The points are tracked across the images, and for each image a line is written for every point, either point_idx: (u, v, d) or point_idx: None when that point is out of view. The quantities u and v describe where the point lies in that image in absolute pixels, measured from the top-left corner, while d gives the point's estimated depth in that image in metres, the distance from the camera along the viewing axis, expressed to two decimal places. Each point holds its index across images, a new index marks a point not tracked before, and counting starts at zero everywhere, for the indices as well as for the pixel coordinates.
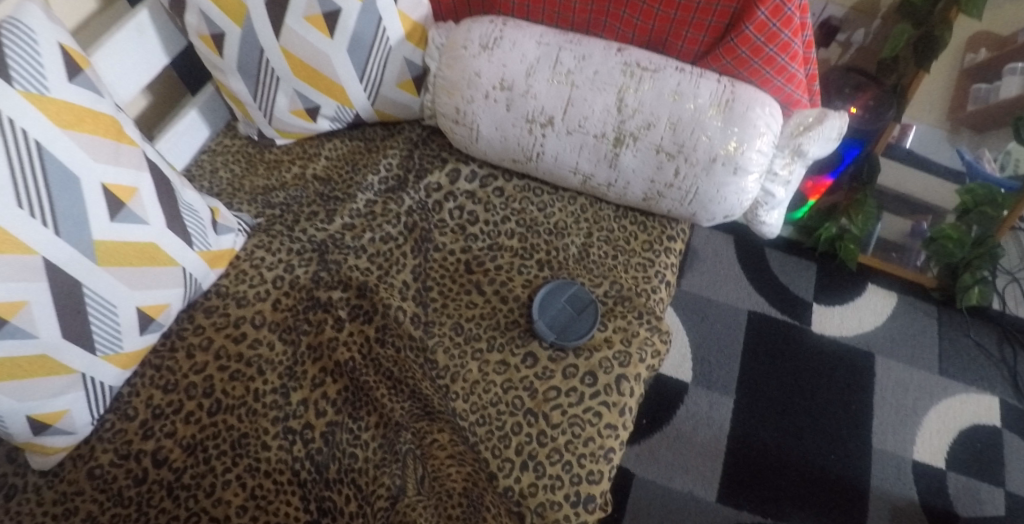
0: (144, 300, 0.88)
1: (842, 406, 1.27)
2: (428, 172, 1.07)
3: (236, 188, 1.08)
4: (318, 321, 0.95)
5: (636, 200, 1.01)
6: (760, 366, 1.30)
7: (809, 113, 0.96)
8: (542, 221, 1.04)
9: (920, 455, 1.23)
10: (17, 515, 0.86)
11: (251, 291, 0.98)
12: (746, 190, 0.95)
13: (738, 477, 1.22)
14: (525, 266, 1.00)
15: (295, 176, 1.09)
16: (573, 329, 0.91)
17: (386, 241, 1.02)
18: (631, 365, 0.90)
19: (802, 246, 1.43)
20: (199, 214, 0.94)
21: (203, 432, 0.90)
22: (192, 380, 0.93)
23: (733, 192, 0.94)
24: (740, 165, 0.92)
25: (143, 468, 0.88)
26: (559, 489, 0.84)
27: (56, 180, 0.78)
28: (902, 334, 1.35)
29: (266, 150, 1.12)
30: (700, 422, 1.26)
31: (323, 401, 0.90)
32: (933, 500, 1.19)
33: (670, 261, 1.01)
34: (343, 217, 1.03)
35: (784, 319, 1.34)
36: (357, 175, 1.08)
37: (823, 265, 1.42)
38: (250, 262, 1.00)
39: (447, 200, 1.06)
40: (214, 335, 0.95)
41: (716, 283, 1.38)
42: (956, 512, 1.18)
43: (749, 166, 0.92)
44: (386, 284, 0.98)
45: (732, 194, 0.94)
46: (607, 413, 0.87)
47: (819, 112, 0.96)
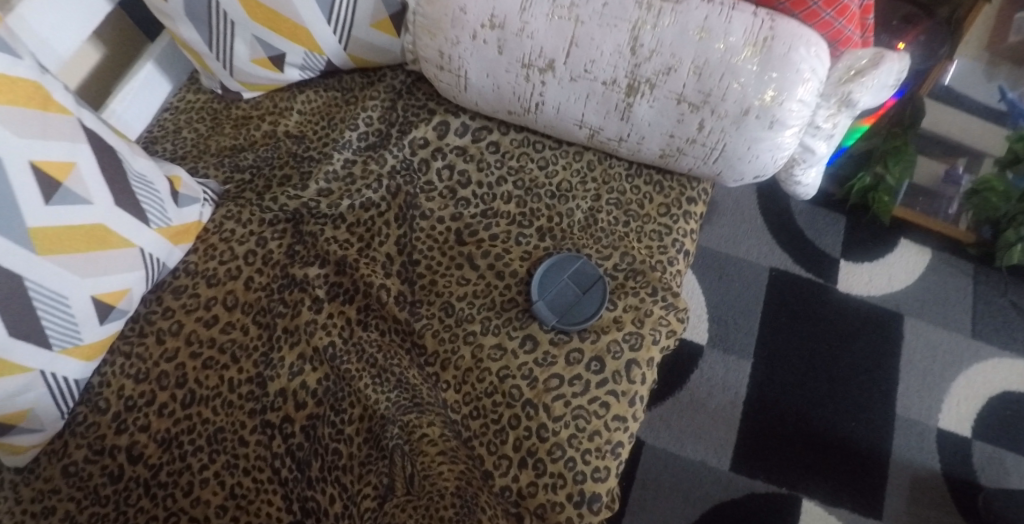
0: (99, 288, 0.79)
1: (866, 370, 1.19)
2: (413, 127, 0.96)
3: (201, 150, 0.97)
4: (294, 301, 0.86)
5: (652, 157, 0.89)
6: (779, 327, 1.21)
7: (862, 54, 0.82)
8: (543, 182, 0.93)
9: (946, 422, 1.16)
10: None
11: (221, 268, 0.89)
12: (782, 146, 0.83)
13: (753, 446, 1.16)
14: (524, 236, 0.89)
15: (265, 135, 0.98)
16: (576, 312, 0.82)
17: (367, 208, 0.91)
18: (643, 349, 0.81)
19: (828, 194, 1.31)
20: (154, 186, 0.84)
21: (177, 425, 0.83)
22: (163, 369, 0.85)
23: (766, 149, 0.83)
24: (778, 118, 0.80)
25: (118, 464, 0.82)
26: (561, 489, 0.77)
27: None
28: (934, 291, 1.25)
29: (233, 105, 1.01)
30: (715, 387, 1.18)
31: (302, 391, 0.82)
32: (955, 470, 1.13)
33: (689, 227, 0.91)
34: (319, 181, 0.92)
35: (807, 277, 1.24)
36: (333, 132, 0.97)
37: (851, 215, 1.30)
38: (219, 235, 0.90)
39: (434, 157, 0.94)
40: (184, 319, 0.87)
41: (735, 237, 1.28)
42: (981, 482, 1.12)
43: (788, 119, 0.80)
44: (368, 258, 0.88)
45: (765, 151, 0.83)
46: (615, 404, 0.79)
47: (874, 53, 0.83)
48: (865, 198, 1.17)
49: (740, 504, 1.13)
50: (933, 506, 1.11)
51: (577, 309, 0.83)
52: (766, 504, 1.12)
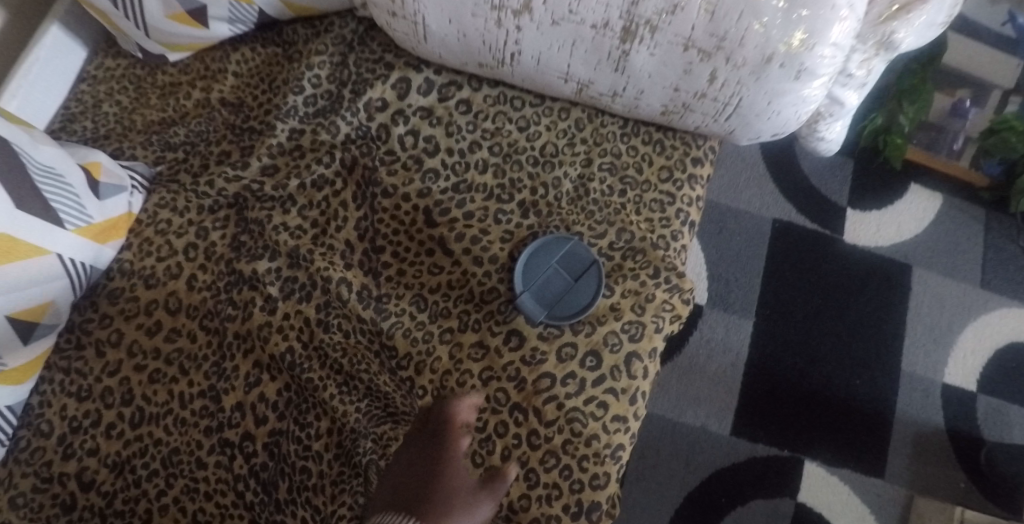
0: (13, 306, 0.69)
1: (873, 324, 1.12)
2: (368, 86, 0.82)
3: (126, 126, 0.84)
4: (244, 302, 0.76)
5: (651, 114, 0.78)
6: (782, 282, 1.13)
7: None
8: (524, 146, 0.81)
9: (951, 377, 1.11)
10: None
11: (160, 267, 0.78)
12: (807, 99, 0.71)
13: (754, 408, 1.10)
14: (503, 212, 0.78)
15: (197, 105, 0.85)
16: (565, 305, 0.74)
17: (321, 186, 0.79)
18: (644, 340, 0.73)
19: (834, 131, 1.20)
20: (65, 179, 0.72)
21: (128, 448, 0.74)
22: (107, 384, 0.75)
23: (789, 104, 0.71)
24: (806, 67, 0.67)
25: (69, 492, 0.73)
26: (557, 500, 0.69)
27: None
28: (944, 236, 1.17)
29: (158, 71, 0.87)
30: (715, 349, 1.11)
31: (261, 405, 0.73)
32: (960, 427, 1.10)
33: (695, 192, 0.80)
34: (261, 157, 0.81)
35: (812, 228, 1.15)
36: (276, 96, 0.84)
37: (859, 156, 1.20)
38: (154, 227, 0.79)
39: (395, 122, 0.81)
40: (124, 327, 0.76)
41: (735, 185, 1.17)
42: (984, 437, 1.09)
43: (817, 68, 0.67)
44: (323, 248, 0.78)
45: (789, 106, 0.71)
46: (614, 403, 0.71)
47: None
48: (876, 140, 1.07)
49: (741, 468, 1.08)
50: (937, 462, 1.08)
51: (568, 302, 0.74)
52: (767, 467, 1.08)
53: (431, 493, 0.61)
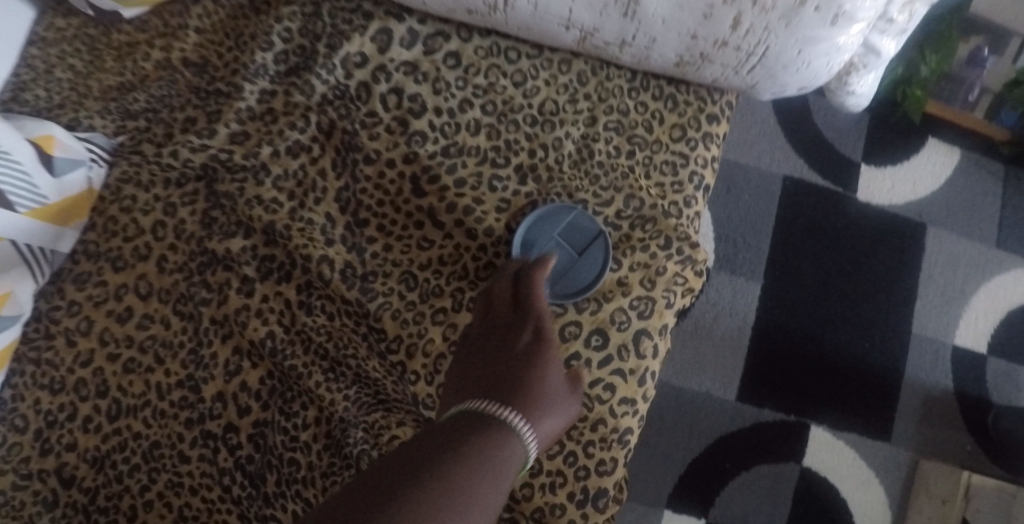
0: None
1: (884, 285, 1.08)
2: (345, 39, 0.73)
3: (81, 93, 0.77)
4: (219, 284, 0.71)
5: (664, 66, 0.70)
6: (792, 242, 1.08)
7: None
8: (520, 103, 0.74)
9: (961, 339, 1.08)
10: None
11: (128, 247, 0.72)
12: (841, 48, 0.65)
13: (762, 372, 1.06)
14: (498, 178, 0.71)
15: (157, 66, 0.78)
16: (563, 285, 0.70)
17: (297, 153, 0.73)
18: (654, 316, 0.68)
19: None
20: (13, 156, 0.66)
21: (107, 442, 0.70)
22: (80, 376, 0.70)
23: (821, 53, 0.64)
24: (844, 11, 0.61)
25: (51, 489, 0.69)
26: (561, 488, 0.66)
27: None
28: (961, 190, 1.12)
29: (113, 30, 0.79)
30: (721, 313, 1.07)
31: (244, 394, 0.69)
32: (967, 389, 1.07)
33: (709, 153, 0.74)
34: (229, 123, 0.73)
35: (824, 186, 1.10)
36: (242, 54, 0.76)
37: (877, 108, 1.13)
38: (118, 204, 0.73)
39: (376, 79, 0.73)
40: (94, 314, 0.71)
41: (746, 140, 1.11)
42: (992, 399, 1.07)
43: (856, 12, 0.61)
44: (301, 222, 0.71)
45: (820, 55, 0.65)
46: (622, 385, 0.67)
47: None
48: (895, 90, 1.01)
49: (746, 433, 1.05)
50: (944, 425, 1.06)
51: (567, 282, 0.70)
52: (773, 432, 1.05)
53: (525, 369, 0.60)
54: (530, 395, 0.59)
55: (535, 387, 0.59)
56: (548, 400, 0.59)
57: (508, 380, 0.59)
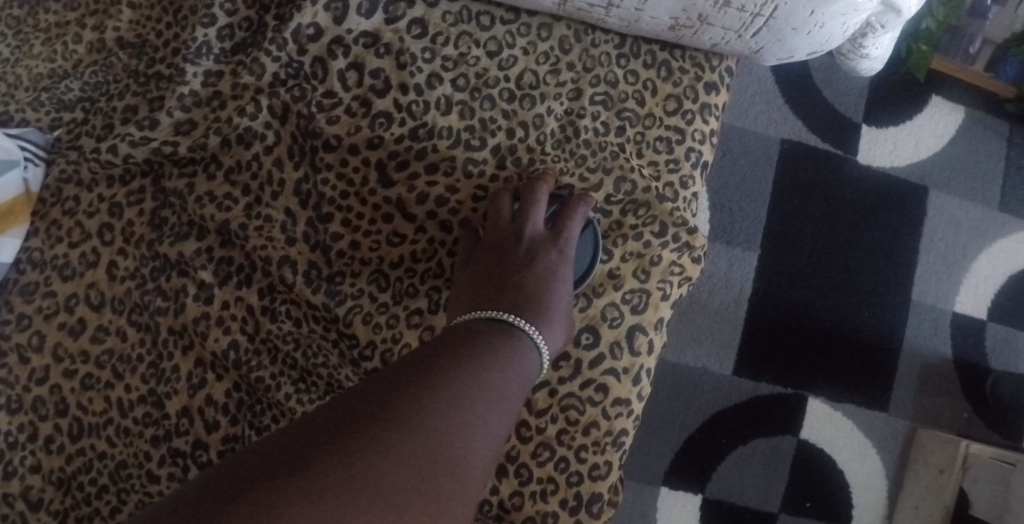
0: None
1: (884, 252, 1.04)
2: (295, 10, 0.66)
3: (12, 84, 0.70)
4: (175, 290, 0.65)
5: (658, 30, 0.64)
6: (789, 209, 1.03)
7: None
8: (495, 76, 0.67)
9: (962, 306, 1.05)
10: None
11: (74, 253, 0.67)
12: (859, 7, 0.58)
13: (758, 345, 1.03)
14: (474, 163, 0.66)
15: (91, 49, 0.70)
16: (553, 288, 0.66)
17: (249, 142, 0.67)
18: (650, 310, 0.63)
19: None
20: None
21: (72, 463, 0.66)
22: (37, 394, 0.66)
23: (837, 14, 0.57)
24: None
25: (19, 513, 0.65)
26: (553, 495, 0.62)
27: None
28: (967, 148, 1.07)
29: (40, 9, 0.72)
30: (716, 285, 1.03)
31: (211, 408, 0.64)
32: (968, 357, 1.05)
33: (708, 126, 0.68)
34: (172, 112, 0.67)
35: (824, 149, 1.04)
36: (183, 31, 0.69)
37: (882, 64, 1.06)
38: (60, 206, 0.68)
39: (333, 54, 0.66)
40: (46, 328, 0.66)
41: (745, 102, 1.04)
42: (991, 368, 1.04)
43: None
44: (258, 218, 0.66)
45: (836, 16, 0.58)
46: (615, 385, 0.63)
47: None
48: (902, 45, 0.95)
49: (742, 407, 1.02)
50: (942, 393, 1.04)
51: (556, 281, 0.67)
52: (769, 405, 1.03)
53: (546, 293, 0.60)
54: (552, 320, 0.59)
55: (556, 314, 0.59)
56: (563, 326, 0.60)
57: (533, 302, 0.59)
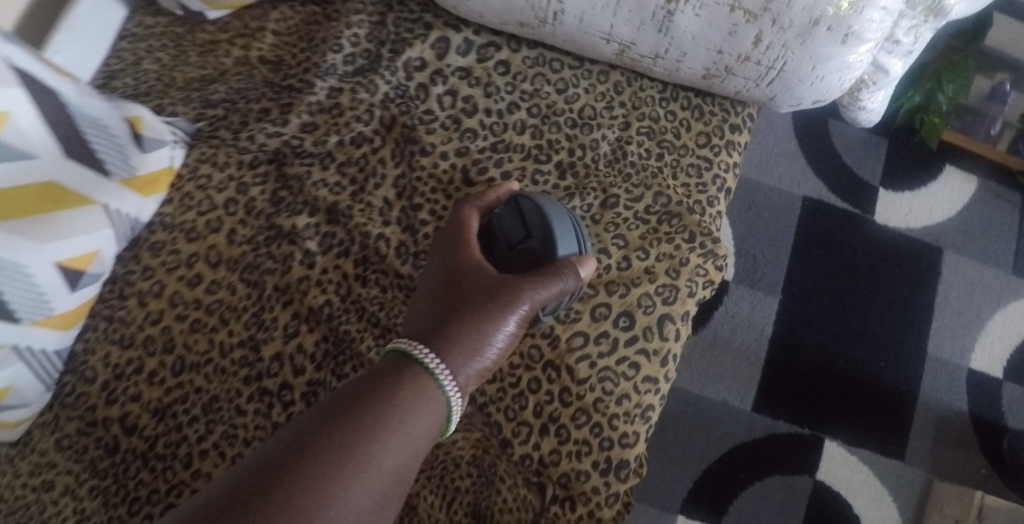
0: (60, 254, 0.70)
1: (899, 306, 1.12)
2: (407, 46, 0.81)
3: (166, 83, 0.85)
4: (283, 256, 0.77)
5: (692, 78, 0.75)
6: (810, 261, 1.13)
7: None
8: (562, 109, 0.79)
9: (979, 363, 1.12)
10: None
11: (201, 221, 0.79)
12: (852, 65, 0.68)
13: (778, 383, 1.10)
14: (540, 172, 0.77)
15: (236, 62, 0.85)
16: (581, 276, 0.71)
17: (359, 144, 0.78)
18: (677, 303, 0.73)
19: None
20: (110, 130, 0.74)
21: (170, 394, 0.76)
22: (149, 333, 0.77)
23: (834, 69, 0.68)
24: (853, 31, 0.65)
25: (113, 436, 0.76)
26: (586, 456, 0.71)
27: None
28: (979, 219, 1.16)
29: (198, 29, 0.87)
30: (740, 324, 1.11)
31: (300, 355, 0.75)
32: (983, 412, 1.10)
33: (732, 159, 0.78)
34: (301, 114, 0.80)
35: (844, 208, 1.15)
36: (315, 54, 0.83)
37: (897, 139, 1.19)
38: (194, 181, 0.80)
39: (434, 82, 0.80)
40: (166, 279, 0.78)
41: (768, 163, 1.17)
42: (1008, 426, 1.10)
43: (865, 32, 0.65)
44: (361, 205, 0.77)
45: (833, 71, 0.68)
46: (646, 364, 0.72)
47: None
48: (914, 118, 1.06)
49: (761, 442, 1.09)
50: (955, 447, 1.09)
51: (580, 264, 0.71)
52: (788, 442, 1.09)
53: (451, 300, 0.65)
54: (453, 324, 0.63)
55: (458, 311, 0.64)
56: (477, 311, 0.63)
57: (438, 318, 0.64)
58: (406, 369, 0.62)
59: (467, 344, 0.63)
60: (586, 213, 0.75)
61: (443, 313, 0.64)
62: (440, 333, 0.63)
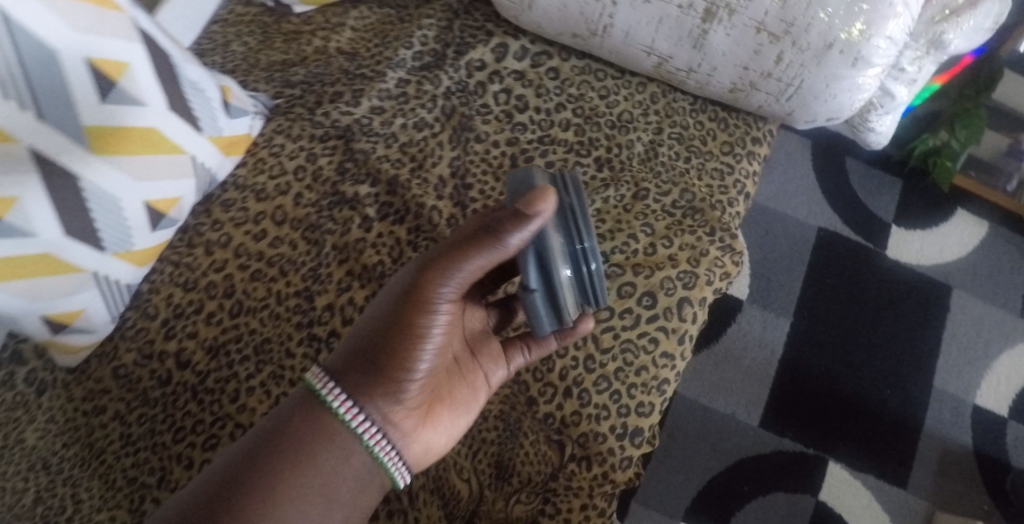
0: (151, 195, 0.78)
1: (908, 336, 1.17)
2: (470, 48, 0.88)
3: (251, 64, 0.92)
4: (343, 219, 0.84)
5: (720, 92, 0.80)
6: (823, 287, 1.18)
7: None
8: (603, 112, 0.85)
9: (983, 400, 1.15)
10: (50, 410, 0.84)
11: (270, 183, 0.86)
12: (862, 87, 0.74)
13: (788, 404, 1.12)
14: (581, 165, 0.83)
15: (316, 51, 0.92)
16: (570, 232, 0.65)
17: (420, 128, 0.85)
18: (696, 289, 0.79)
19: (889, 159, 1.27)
20: (206, 94, 0.82)
21: (224, 334, 0.83)
22: (211, 279, 0.84)
23: (845, 89, 0.73)
24: (862, 55, 0.70)
25: (166, 369, 0.83)
26: (605, 420, 0.76)
27: (33, 57, 0.67)
28: (986, 263, 1.22)
29: (283, 21, 0.95)
30: (752, 343, 1.15)
31: (350, 307, 0.81)
32: (988, 449, 1.12)
33: (752, 168, 0.84)
34: (371, 99, 0.87)
35: (857, 241, 1.22)
36: (387, 50, 0.90)
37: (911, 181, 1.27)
38: (269, 149, 0.88)
39: (491, 81, 0.87)
40: (233, 232, 0.85)
41: (786, 194, 1.24)
42: (1012, 465, 1.12)
43: (873, 57, 0.70)
44: (419, 181, 0.83)
45: (844, 90, 0.74)
46: (664, 340, 0.78)
47: None
48: (926, 160, 1.16)
49: (767, 459, 1.11)
50: (961, 480, 1.11)
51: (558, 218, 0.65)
52: (792, 461, 1.11)
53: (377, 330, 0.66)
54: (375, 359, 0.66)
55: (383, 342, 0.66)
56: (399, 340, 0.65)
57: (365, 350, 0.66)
58: (312, 408, 0.66)
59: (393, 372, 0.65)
60: (619, 203, 0.81)
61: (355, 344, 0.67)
62: (365, 368, 0.66)
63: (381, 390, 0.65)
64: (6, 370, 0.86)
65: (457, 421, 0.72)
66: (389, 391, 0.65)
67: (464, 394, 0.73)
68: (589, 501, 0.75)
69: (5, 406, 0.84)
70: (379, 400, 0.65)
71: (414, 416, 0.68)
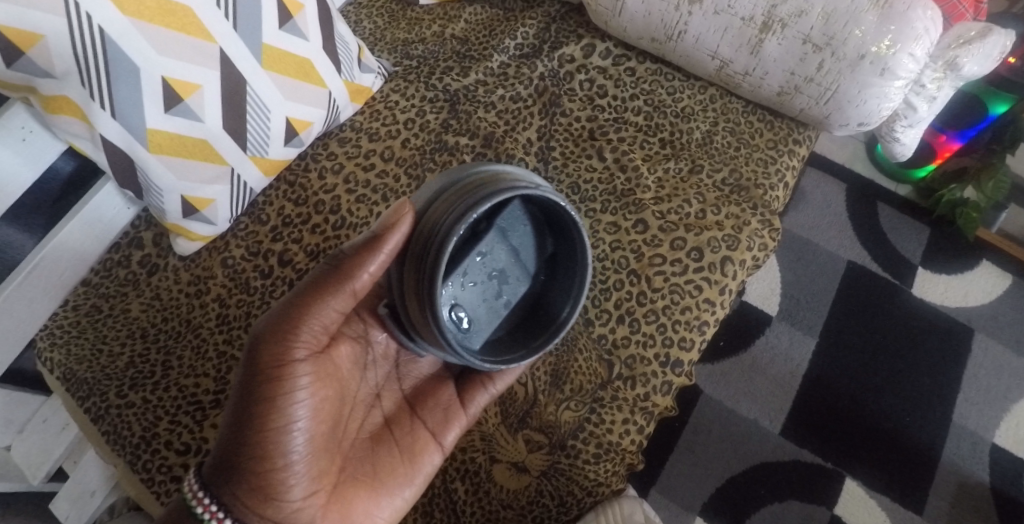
0: (292, 113, 0.94)
1: (928, 370, 1.25)
2: (564, 45, 1.05)
3: (377, 39, 1.10)
4: (442, 162, 0.98)
5: (769, 95, 0.97)
6: (848, 317, 1.28)
7: (972, 28, 0.91)
8: (669, 104, 1.01)
9: (1002, 440, 1.21)
10: (157, 289, 0.96)
11: (383, 129, 1.01)
12: (889, 96, 0.90)
13: (808, 418, 1.20)
14: (647, 143, 0.99)
15: (433, 35, 1.10)
16: (419, 278, 0.71)
17: (516, 100, 1.01)
18: (737, 250, 0.91)
19: (918, 208, 1.38)
20: (348, 46, 0.99)
21: (326, 242, 0.95)
22: (321, 198, 0.97)
23: (874, 96, 0.89)
24: (889, 67, 0.86)
25: (269, 265, 0.95)
26: (650, 347, 0.87)
27: None
28: (1008, 314, 1.30)
29: (408, 10, 1.13)
30: (777, 356, 1.24)
31: None
32: (1004, 488, 1.18)
33: (792, 163, 0.99)
34: (478, 74, 1.04)
35: (884, 277, 1.31)
36: (494, 39, 1.07)
37: (938, 228, 1.37)
38: (384, 103, 1.03)
39: (578, 72, 1.03)
40: (345, 162, 0.99)
41: (819, 227, 1.35)
42: None
43: (898, 70, 0.87)
44: (511, 139, 0.98)
45: (874, 97, 0.89)
46: (707, 288, 0.89)
47: (982, 28, 0.90)
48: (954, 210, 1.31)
49: (787, 466, 1.17)
50: (976, 512, 1.16)
51: (416, 261, 0.72)
52: (811, 471, 1.17)
53: (231, 443, 0.71)
54: (237, 470, 0.71)
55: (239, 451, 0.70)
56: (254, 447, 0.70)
57: (228, 463, 0.71)
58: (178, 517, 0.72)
59: (261, 476, 0.71)
60: (677, 174, 0.97)
61: (215, 454, 0.72)
62: (233, 480, 0.71)
63: (255, 495, 0.71)
64: (125, 252, 0.98)
65: (375, 497, 0.80)
66: (265, 495, 0.72)
67: (394, 472, 0.82)
68: (630, 416, 0.86)
69: (116, 281, 0.97)
70: (260, 505, 0.72)
71: (308, 505, 0.74)
